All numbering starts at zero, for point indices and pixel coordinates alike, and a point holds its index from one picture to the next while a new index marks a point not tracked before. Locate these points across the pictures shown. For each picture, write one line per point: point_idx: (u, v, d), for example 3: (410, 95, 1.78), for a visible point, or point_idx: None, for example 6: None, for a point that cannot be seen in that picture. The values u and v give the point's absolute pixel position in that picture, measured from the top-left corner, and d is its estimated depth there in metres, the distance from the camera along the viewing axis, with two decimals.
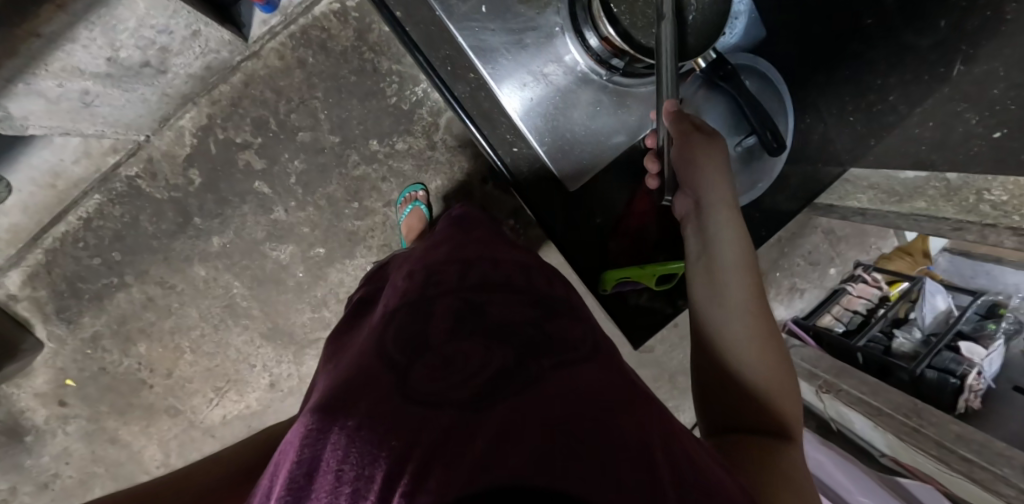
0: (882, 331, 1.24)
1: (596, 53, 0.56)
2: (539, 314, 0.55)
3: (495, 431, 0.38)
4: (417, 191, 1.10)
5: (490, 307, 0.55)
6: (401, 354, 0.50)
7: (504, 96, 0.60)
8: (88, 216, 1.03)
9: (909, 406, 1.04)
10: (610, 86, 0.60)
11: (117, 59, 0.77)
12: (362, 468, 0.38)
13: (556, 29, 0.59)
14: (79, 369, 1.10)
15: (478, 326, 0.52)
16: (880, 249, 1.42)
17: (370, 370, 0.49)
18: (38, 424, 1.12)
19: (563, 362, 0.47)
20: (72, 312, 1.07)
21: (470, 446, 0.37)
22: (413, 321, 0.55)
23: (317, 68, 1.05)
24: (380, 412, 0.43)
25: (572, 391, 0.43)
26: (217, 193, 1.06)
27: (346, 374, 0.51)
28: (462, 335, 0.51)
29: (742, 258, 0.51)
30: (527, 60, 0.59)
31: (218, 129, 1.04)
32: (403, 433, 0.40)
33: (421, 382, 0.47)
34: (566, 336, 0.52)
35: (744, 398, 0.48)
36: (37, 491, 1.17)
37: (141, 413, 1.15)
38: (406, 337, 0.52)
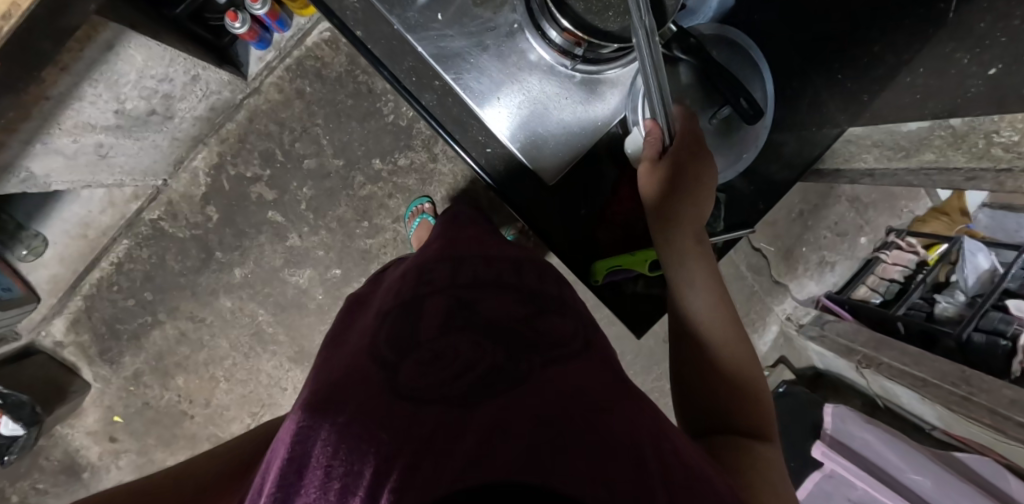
0: (922, 297, 1.17)
1: (558, 46, 0.51)
2: (529, 312, 0.56)
3: (483, 425, 0.39)
4: (424, 204, 1.12)
5: (481, 305, 0.56)
6: (394, 354, 0.52)
7: (470, 99, 0.53)
8: (119, 260, 1.10)
9: (957, 373, 0.98)
10: (578, 76, 0.54)
11: (124, 111, 0.82)
12: (352, 465, 0.38)
13: (514, 26, 0.53)
14: (125, 406, 1.16)
15: (467, 325, 0.53)
16: (914, 211, 1.34)
17: (363, 373, 0.51)
18: (93, 460, 1.18)
19: (552, 363, 0.48)
20: (113, 353, 1.13)
21: (459, 439, 0.38)
22: (405, 323, 0.56)
23: (316, 97, 1.09)
24: (373, 411, 0.44)
25: (559, 389, 0.43)
26: (235, 227, 1.11)
27: (342, 375, 0.53)
28: (453, 335, 0.52)
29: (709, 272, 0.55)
30: (491, 62, 0.53)
31: (229, 165, 1.09)
32: (391, 431, 0.41)
33: (413, 381, 0.48)
34: (555, 334, 0.53)
35: (726, 396, 0.52)
36: None
37: (185, 443, 1.20)
38: (399, 338, 0.54)
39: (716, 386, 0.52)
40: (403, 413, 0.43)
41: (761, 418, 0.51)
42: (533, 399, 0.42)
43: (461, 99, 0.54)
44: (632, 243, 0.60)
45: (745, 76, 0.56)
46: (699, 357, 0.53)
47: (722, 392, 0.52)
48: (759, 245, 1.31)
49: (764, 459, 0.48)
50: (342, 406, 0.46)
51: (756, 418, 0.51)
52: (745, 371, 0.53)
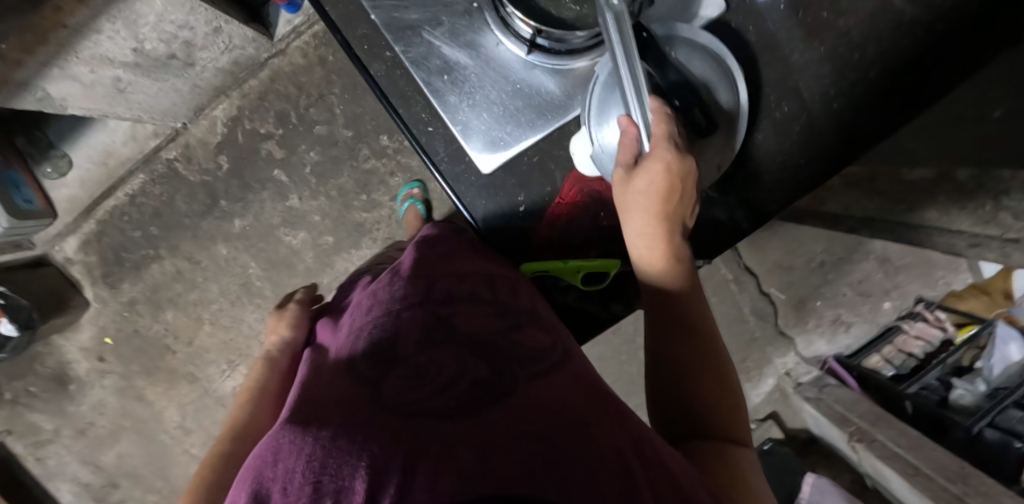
0: (939, 379, 1.07)
1: (510, 29, 0.49)
2: (507, 327, 0.47)
3: (484, 435, 0.34)
4: (414, 188, 1.12)
5: (457, 321, 0.47)
6: (371, 369, 0.43)
7: (419, 76, 0.51)
8: (133, 193, 1.16)
9: (956, 467, 0.88)
10: (533, 65, 0.52)
11: (143, 51, 0.87)
12: (345, 472, 0.30)
13: (473, 5, 0.52)
14: (117, 329, 1.24)
15: (449, 340, 0.45)
16: (950, 284, 1.21)
17: (341, 389, 0.42)
18: (81, 375, 1.26)
19: (535, 374, 0.43)
20: (115, 277, 1.21)
21: (464, 449, 0.33)
22: (379, 336, 0.47)
23: (337, 66, 1.12)
24: (364, 419, 0.36)
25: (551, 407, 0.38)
26: (242, 179, 1.16)
27: (309, 395, 0.43)
28: (434, 346, 0.44)
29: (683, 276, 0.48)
30: (444, 39, 0.52)
31: (246, 120, 1.14)
32: (382, 437, 0.34)
33: (398, 398, 0.40)
34: (531, 353, 0.45)
35: (702, 409, 0.46)
36: (75, 436, 1.30)
37: (165, 376, 1.26)
38: (377, 347, 0.46)
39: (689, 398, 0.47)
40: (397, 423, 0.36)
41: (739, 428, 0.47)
42: (521, 414, 0.37)
43: (409, 74, 0.52)
44: (570, 251, 0.55)
45: (705, 75, 0.49)
46: (669, 371, 0.48)
47: (698, 397, 0.46)
48: (769, 291, 1.23)
49: (741, 466, 0.43)
50: (322, 415, 0.37)
51: (733, 424, 0.46)
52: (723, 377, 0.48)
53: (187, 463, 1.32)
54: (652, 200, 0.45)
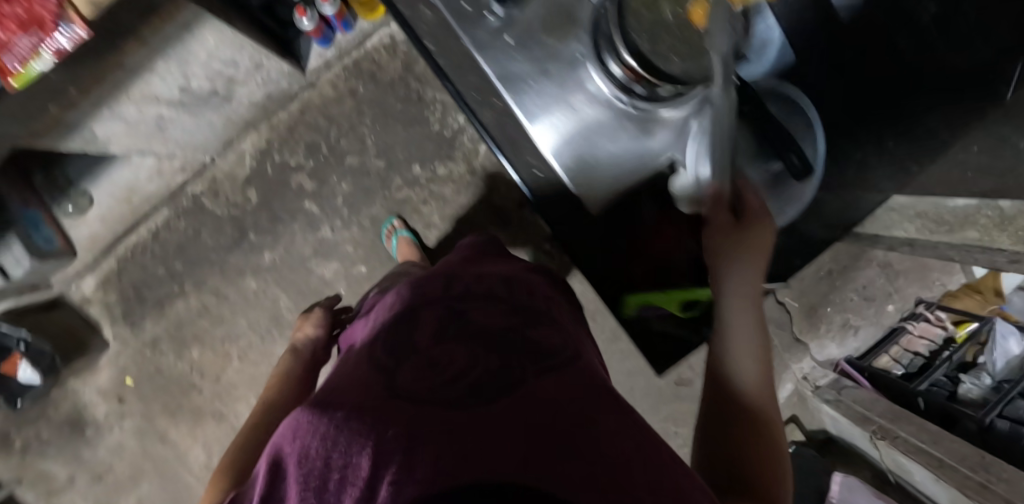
0: (946, 375, 1.16)
1: (618, 79, 0.53)
2: (518, 323, 0.54)
3: (476, 420, 0.38)
4: (393, 222, 1.14)
5: (471, 316, 0.54)
6: (392, 358, 0.50)
7: (527, 122, 0.56)
8: (156, 229, 1.15)
9: (976, 458, 0.95)
10: (635, 112, 0.55)
11: (189, 88, 0.87)
12: (353, 446, 0.36)
13: (578, 55, 0.55)
14: (139, 369, 1.21)
15: (462, 334, 0.51)
16: (947, 285, 1.32)
17: (362, 381, 0.48)
18: (99, 418, 1.24)
19: (540, 368, 0.47)
20: (136, 316, 1.19)
21: (461, 431, 0.37)
22: (402, 331, 0.54)
23: (367, 97, 1.13)
24: (378, 402, 0.42)
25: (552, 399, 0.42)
26: (271, 211, 1.15)
27: (339, 386, 0.50)
28: (449, 340, 0.50)
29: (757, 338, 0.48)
30: (550, 87, 0.55)
31: (275, 152, 1.14)
32: (390, 422, 0.39)
33: (410, 386, 0.45)
34: (537, 347, 0.50)
35: (743, 460, 0.41)
36: (92, 483, 1.28)
37: (190, 414, 1.23)
38: (400, 340, 0.53)
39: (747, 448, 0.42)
40: (406, 405, 0.41)
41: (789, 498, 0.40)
42: (521, 400, 0.41)
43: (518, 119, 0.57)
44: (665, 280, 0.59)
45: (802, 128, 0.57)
46: (728, 410, 0.45)
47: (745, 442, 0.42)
48: (781, 298, 1.30)
49: None
50: (343, 399, 0.45)
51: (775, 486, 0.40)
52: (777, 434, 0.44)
53: None
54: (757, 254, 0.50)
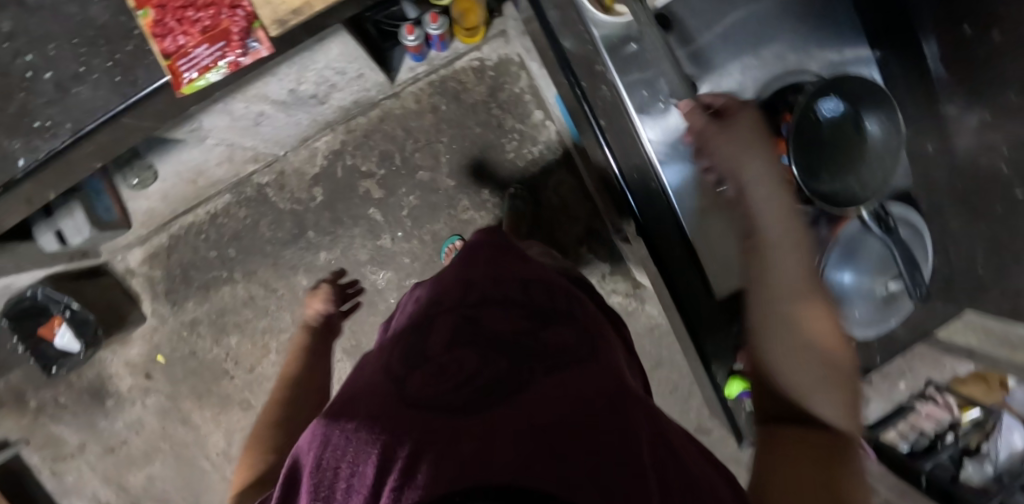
0: (951, 459, 1.09)
1: None
2: (532, 324, 0.51)
3: (483, 425, 0.35)
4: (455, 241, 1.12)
5: (484, 319, 0.51)
6: (404, 365, 0.47)
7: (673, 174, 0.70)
8: (215, 212, 1.16)
9: None
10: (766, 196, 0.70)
11: (296, 91, 0.87)
12: (359, 462, 0.35)
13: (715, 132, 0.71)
14: (172, 348, 1.21)
15: (475, 337, 0.47)
16: (955, 369, 1.19)
17: (376, 389, 0.46)
18: (122, 391, 1.23)
19: (553, 370, 0.44)
20: (179, 295, 1.19)
21: (462, 439, 0.34)
22: (415, 340, 0.51)
23: (448, 116, 1.14)
24: (387, 410, 0.40)
25: (561, 398, 0.39)
26: (333, 212, 1.15)
27: (354, 393, 0.49)
28: (460, 344, 0.46)
29: (805, 302, 0.41)
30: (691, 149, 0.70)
31: (348, 155, 1.14)
32: (394, 430, 0.37)
33: (418, 389, 0.43)
34: (553, 349, 0.47)
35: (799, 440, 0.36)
36: (102, 453, 1.26)
37: (217, 400, 1.22)
38: (412, 346, 0.50)
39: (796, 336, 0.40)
40: (412, 412, 0.39)
41: (843, 409, 0.37)
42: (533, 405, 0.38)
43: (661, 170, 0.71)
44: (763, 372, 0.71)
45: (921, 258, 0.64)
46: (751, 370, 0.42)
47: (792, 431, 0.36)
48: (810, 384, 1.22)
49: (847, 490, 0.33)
50: (354, 411, 0.44)
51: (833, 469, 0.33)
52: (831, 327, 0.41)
53: (223, 494, 1.26)
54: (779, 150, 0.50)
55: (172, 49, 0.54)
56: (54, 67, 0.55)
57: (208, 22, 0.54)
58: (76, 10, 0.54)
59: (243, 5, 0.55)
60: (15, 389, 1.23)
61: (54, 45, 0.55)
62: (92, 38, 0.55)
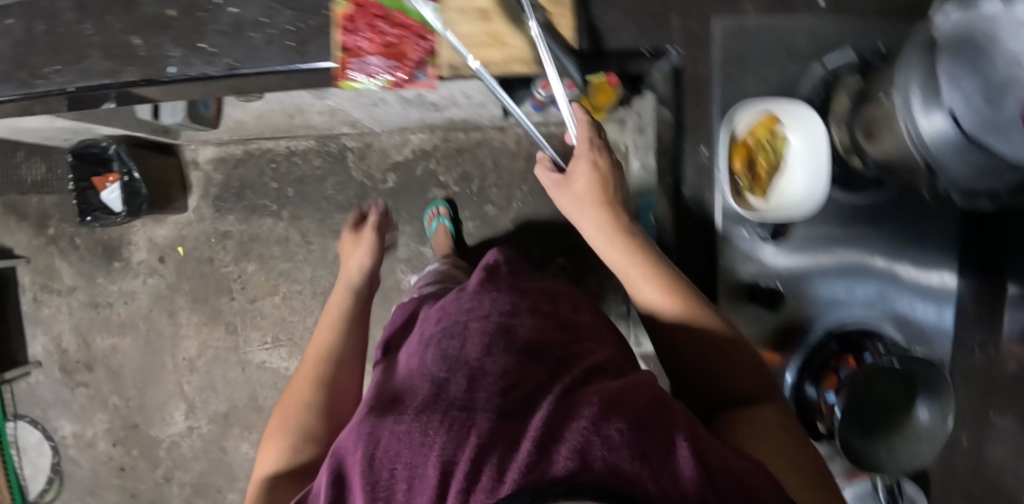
0: None
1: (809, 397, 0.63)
2: (559, 329, 0.53)
3: (541, 423, 0.35)
4: (441, 207, 1.14)
5: (519, 325, 0.49)
6: (440, 364, 0.46)
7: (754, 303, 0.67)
8: (294, 150, 1.20)
9: None
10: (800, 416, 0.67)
11: (422, 97, 0.90)
12: (418, 460, 0.35)
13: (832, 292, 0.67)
14: (194, 247, 1.24)
15: (512, 342, 0.46)
16: None
17: (410, 381, 0.47)
18: (132, 261, 1.26)
19: (590, 377, 0.44)
20: (225, 205, 1.22)
21: (521, 439, 0.34)
22: (444, 339, 0.49)
23: (538, 169, 1.16)
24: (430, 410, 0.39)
25: (594, 387, 0.41)
26: (396, 203, 1.19)
27: (388, 389, 0.48)
28: (498, 347, 0.45)
29: (615, 254, 0.61)
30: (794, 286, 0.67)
31: (433, 159, 1.18)
32: (444, 422, 0.37)
33: (456, 378, 0.43)
34: (588, 364, 0.47)
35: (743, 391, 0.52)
36: (85, 305, 1.28)
37: (209, 311, 1.24)
38: (443, 344, 0.48)
39: (717, 369, 0.54)
40: (459, 410, 0.38)
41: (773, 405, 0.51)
42: (580, 399, 0.38)
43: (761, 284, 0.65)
44: None
45: None
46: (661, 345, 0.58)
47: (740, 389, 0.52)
48: None
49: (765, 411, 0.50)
50: (394, 403, 0.44)
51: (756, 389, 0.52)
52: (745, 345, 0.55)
53: (170, 395, 1.27)
54: (595, 194, 0.63)
55: (350, 46, 0.58)
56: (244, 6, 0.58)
57: (393, 40, 0.59)
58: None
59: (428, 40, 0.60)
60: (43, 211, 1.27)
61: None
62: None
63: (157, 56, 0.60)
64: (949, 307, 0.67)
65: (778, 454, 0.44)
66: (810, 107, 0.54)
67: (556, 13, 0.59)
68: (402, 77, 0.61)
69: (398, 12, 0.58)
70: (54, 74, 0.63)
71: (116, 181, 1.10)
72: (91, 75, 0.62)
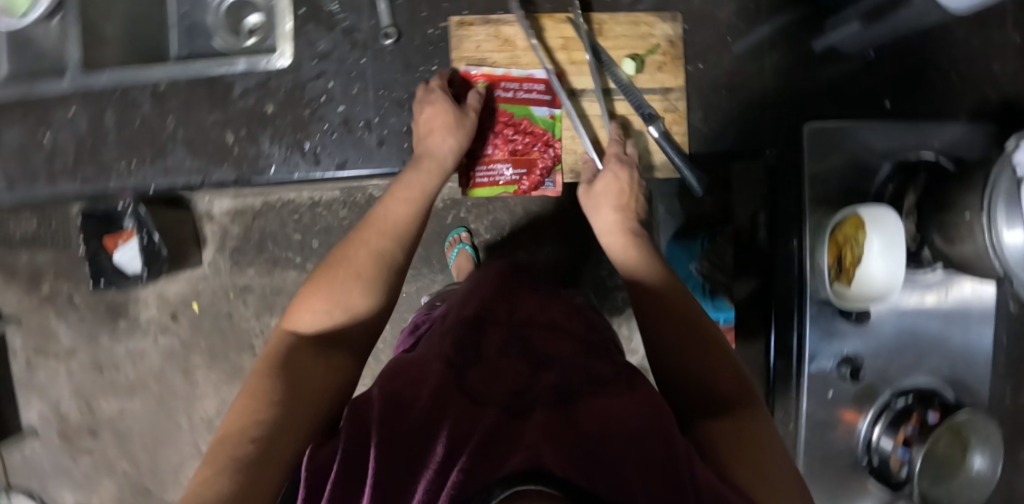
0: None
1: (887, 448, 0.64)
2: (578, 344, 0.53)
3: (536, 429, 0.40)
4: (461, 234, 1.16)
5: (533, 336, 0.53)
6: (459, 361, 0.50)
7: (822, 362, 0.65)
8: (318, 200, 1.16)
9: None
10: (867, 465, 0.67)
11: None
12: (432, 451, 0.41)
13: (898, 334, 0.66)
14: (211, 302, 1.18)
15: (527, 354, 0.50)
16: None
17: (428, 369, 0.50)
18: (141, 319, 1.19)
19: (597, 385, 0.46)
20: (244, 257, 1.17)
21: (508, 448, 0.38)
22: (462, 338, 0.53)
23: (569, 217, 1.18)
24: (448, 407, 0.44)
25: (599, 412, 0.42)
26: (428, 251, 1.20)
27: (405, 368, 0.52)
28: (514, 357, 0.49)
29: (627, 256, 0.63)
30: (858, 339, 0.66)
31: (463, 208, 1.19)
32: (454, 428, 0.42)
33: (474, 387, 0.47)
34: (597, 371, 0.49)
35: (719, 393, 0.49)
36: (87, 367, 1.20)
37: (229, 368, 1.19)
38: (460, 344, 0.52)
39: (699, 383, 0.50)
40: (474, 410, 0.43)
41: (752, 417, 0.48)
42: (577, 421, 0.41)
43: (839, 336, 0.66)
44: None
45: None
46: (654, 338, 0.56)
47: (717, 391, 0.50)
48: None
49: (746, 424, 0.47)
50: (407, 388, 0.48)
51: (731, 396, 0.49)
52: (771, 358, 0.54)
53: (186, 457, 1.21)
54: (611, 198, 0.65)
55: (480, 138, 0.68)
56: (349, 104, 0.64)
57: (521, 148, 0.67)
58: (393, 69, 0.65)
59: (553, 147, 0.67)
60: (34, 268, 1.17)
61: (360, 91, 0.64)
62: (401, 100, 0.65)
63: (251, 154, 0.63)
64: (992, 326, 0.66)
65: (751, 471, 0.42)
66: (896, 215, 0.58)
67: (669, 120, 0.67)
68: (530, 183, 0.68)
69: (527, 119, 0.67)
70: (130, 170, 0.64)
71: (133, 240, 1.03)
72: (176, 173, 0.63)
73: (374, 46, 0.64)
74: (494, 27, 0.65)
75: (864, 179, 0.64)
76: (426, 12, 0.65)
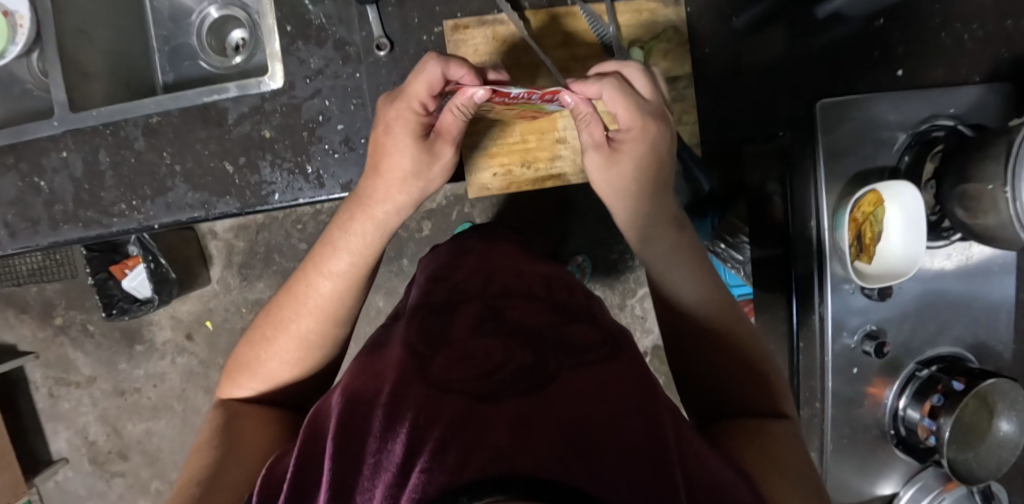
0: None
1: (914, 418, 0.62)
2: (556, 320, 0.46)
3: (516, 415, 0.33)
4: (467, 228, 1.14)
5: (510, 312, 0.46)
6: (425, 345, 0.44)
7: (848, 334, 0.63)
8: (321, 209, 1.14)
9: None
10: (890, 435, 0.65)
11: None
12: (390, 444, 0.34)
13: (914, 296, 0.63)
14: (224, 318, 1.18)
15: (503, 330, 0.43)
16: None
17: (394, 362, 0.43)
18: (156, 341, 1.19)
19: (581, 363, 0.40)
20: (253, 271, 1.16)
21: (484, 435, 0.31)
22: (432, 323, 0.47)
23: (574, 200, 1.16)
24: (408, 396, 0.37)
25: (588, 395, 0.36)
26: None
27: (369, 365, 0.45)
28: (486, 332, 0.43)
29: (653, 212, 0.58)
30: (886, 309, 0.63)
31: (467, 203, 1.17)
32: (420, 419, 0.34)
33: (444, 374, 0.39)
34: (582, 345, 0.43)
35: (756, 399, 0.51)
36: (110, 392, 1.20)
37: None
38: (430, 331, 0.46)
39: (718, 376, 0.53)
40: (436, 396, 0.36)
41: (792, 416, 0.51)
42: (554, 404, 0.34)
43: (860, 308, 0.62)
44: None
45: None
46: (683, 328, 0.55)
47: (759, 388, 0.52)
48: None
49: (782, 427, 0.49)
50: (369, 387, 0.40)
51: (772, 397, 0.52)
52: (739, 343, 0.54)
53: None
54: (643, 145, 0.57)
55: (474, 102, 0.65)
56: (346, 121, 0.63)
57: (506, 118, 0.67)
58: (389, 80, 0.64)
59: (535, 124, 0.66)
60: (46, 300, 1.17)
61: (355, 105, 0.63)
62: None
63: (253, 182, 0.63)
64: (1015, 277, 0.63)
65: (778, 465, 0.43)
66: (915, 189, 0.57)
67: (679, 110, 0.71)
68: None
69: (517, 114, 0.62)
70: (131, 210, 0.63)
71: (139, 266, 1.03)
72: (178, 207, 0.63)
73: (367, 59, 0.64)
74: (490, 29, 0.66)
75: (882, 148, 0.61)
76: (417, 19, 0.65)
